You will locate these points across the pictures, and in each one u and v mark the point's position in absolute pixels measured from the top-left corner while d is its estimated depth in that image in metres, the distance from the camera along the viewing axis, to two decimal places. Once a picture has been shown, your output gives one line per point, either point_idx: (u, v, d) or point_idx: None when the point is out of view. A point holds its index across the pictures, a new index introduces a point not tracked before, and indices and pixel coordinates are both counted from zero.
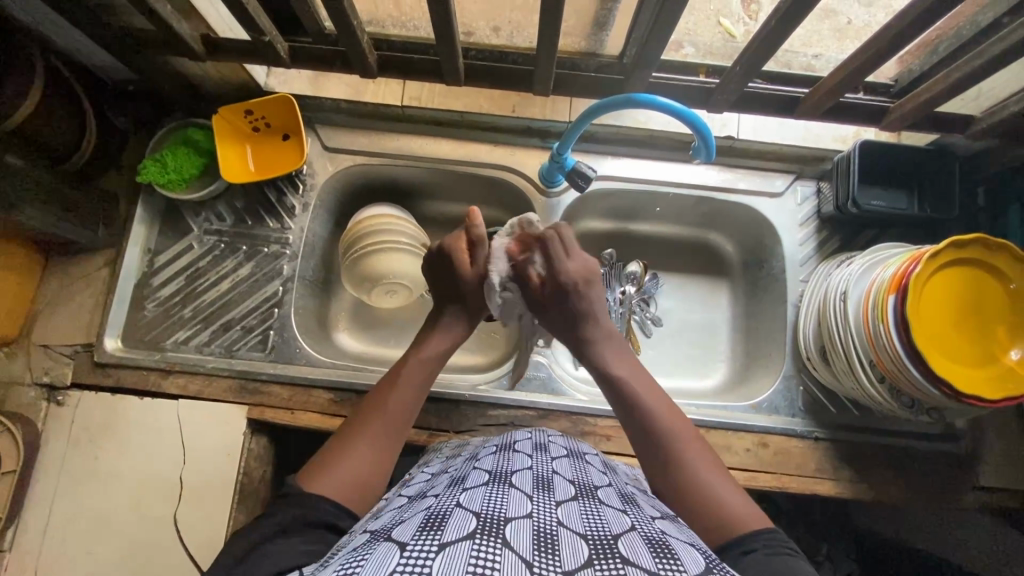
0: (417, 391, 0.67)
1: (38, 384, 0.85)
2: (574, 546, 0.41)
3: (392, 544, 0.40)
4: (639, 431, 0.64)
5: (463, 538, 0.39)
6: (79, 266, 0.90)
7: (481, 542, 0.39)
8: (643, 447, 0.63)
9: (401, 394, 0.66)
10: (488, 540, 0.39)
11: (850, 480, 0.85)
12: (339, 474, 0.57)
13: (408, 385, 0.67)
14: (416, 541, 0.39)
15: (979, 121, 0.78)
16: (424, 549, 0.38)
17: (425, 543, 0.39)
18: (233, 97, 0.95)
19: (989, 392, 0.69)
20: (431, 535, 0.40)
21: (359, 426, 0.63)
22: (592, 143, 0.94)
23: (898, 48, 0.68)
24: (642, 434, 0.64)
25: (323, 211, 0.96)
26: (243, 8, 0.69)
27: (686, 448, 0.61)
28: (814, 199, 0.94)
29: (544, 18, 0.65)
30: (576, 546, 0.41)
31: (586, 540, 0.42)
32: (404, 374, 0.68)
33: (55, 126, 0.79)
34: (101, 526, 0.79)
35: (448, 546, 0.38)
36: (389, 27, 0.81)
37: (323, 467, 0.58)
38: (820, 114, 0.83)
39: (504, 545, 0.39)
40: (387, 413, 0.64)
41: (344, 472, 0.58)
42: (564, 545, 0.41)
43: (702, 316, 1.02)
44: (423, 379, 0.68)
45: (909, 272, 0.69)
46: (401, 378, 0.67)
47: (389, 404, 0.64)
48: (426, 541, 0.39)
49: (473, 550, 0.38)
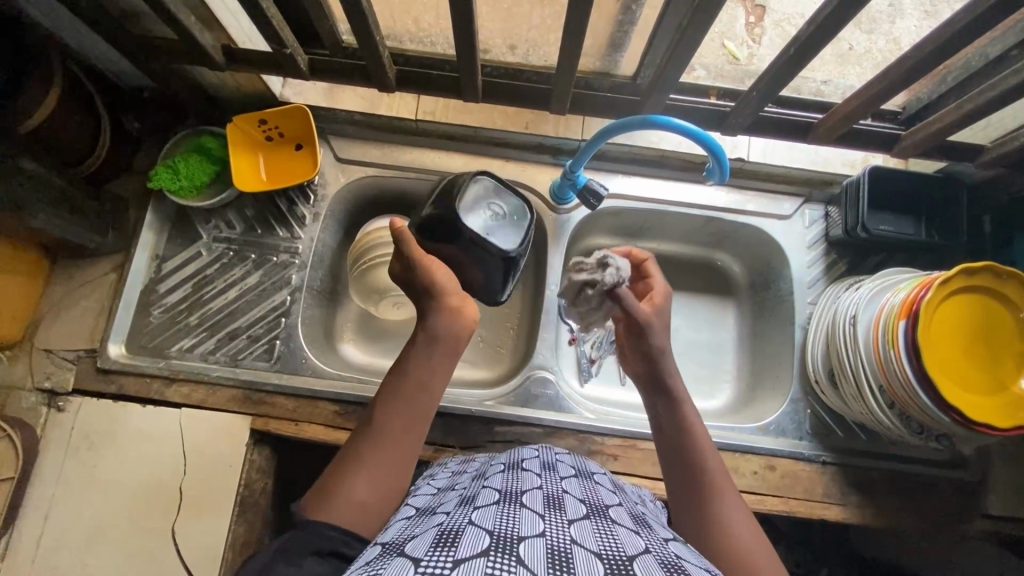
0: (408, 409, 0.63)
1: (39, 390, 0.84)
2: (589, 565, 0.40)
3: (406, 559, 0.39)
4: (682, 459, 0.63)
5: (476, 555, 0.39)
6: (85, 270, 0.90)
7: (495, 559, 0.38)
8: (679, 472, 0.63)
9: (395, 412, 0.62)
10: (502, 558, 0.39)
11: (857, 506, 0.84)
12: (342, 498, 0.56)
13: (400, 402, 0.63)
14: (430, 556, 0.39)
15: (988, 151, 0.79)
16: (438, 564, 0.37)
17: (439, 558, 0.38)
18: (248, 107, 0.95)
19: (1000, 419, 0.69)
20: (444, 551, 0.39)
21: (358, 448, 0.61)
22: (603, 161, 0.95)
23: (912, 80, 0.69)
24: (685, 460, 0.63)
25: (333, 222, 0.96)
26: (267, 21, 0.69)
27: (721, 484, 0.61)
28: (822, 222, 0.94)
29: (566, 40, 0.66)
30: (591, 565, 0.40)
31: (601, 560, 0.41)
32: (401, 391, 0.64)
33: (69, 132, 0.79)
34: (98, 537, 0.78)
35: (462, 563, 0.38)
36: (406, 42, 0.82)
37: (326, 492, 0.57)
38: (833, 140, 0.84)
39: (518, 563, 0.38)
40: (386, 434, 0.61)
41: (346, 496, 0.56)
42: (578, 563, 0.40)
43: (708, 336, 1.02)
44: (417, 393, 0.64)
45: (920, 298, 0.69)
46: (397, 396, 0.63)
47: (387, 424, 0.62)
48: (440, 556, 0.39)
49: (486, 568, 0.37)
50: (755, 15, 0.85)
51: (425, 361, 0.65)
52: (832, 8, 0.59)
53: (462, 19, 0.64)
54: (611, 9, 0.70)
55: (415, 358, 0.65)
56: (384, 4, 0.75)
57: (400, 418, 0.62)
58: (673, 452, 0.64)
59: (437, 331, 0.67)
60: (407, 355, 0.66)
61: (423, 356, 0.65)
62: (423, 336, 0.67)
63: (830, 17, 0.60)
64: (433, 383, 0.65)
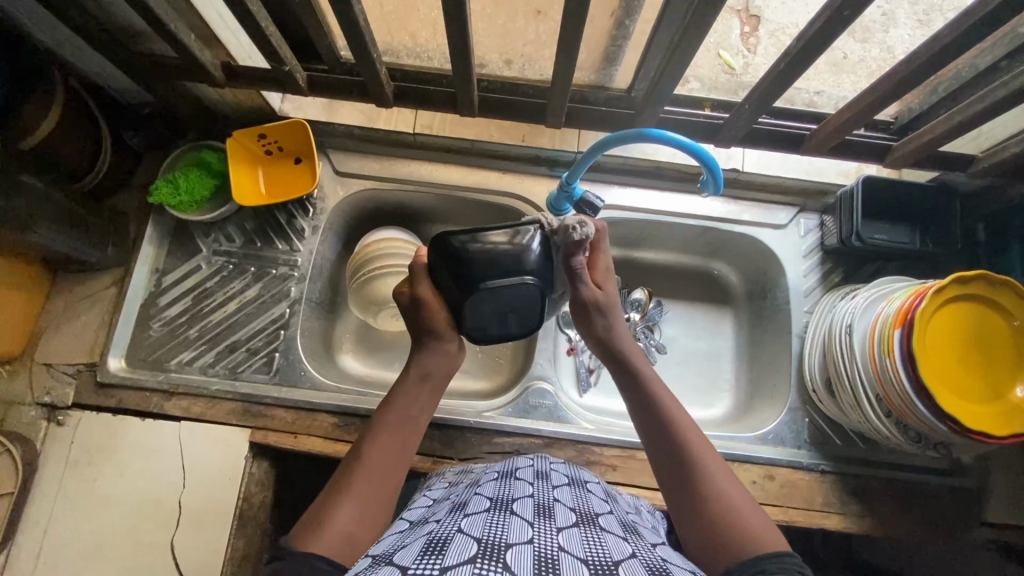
0: (402, 440, 0.64)
1: (39, 404, 0.85)
2: (576, 572, 0.40)
3: (393, 567, 0.40)
4: (666, 440, 0.62)
5: (463, 562, 0.39)
6: (85, 284, 0.91)
7: (482, 566, 0.39)
8: (656, 446, 0.62)
9: (389, 444, 0.62)
10: (489, 564, 0.39)
11: (857, 515, 0.84)
12: (332, 526, 0.54)
13: (389, 432, 0.63)
14: (417, 565, 0.39)
15: (979, 161, 0.80)
16: (425, 573, 0.38)
17: (426, 566, 0.39)
18: (248, 121, 0.97)
19: (997, 427, 0.69)
20: (431, 559, 0.40)
21: (344, 480, 0.59)
22: (599, 173, 0.96)
23: (902, 92, 0.70)
24: (666, 441, 0.62)
25: (333, 234, 0.97)
26: (266, 40, 0.71)
27: (708, 455, 0.59)
28: (817, 232, 0.95)
29: (561, 57, 0.68)
30: (577, 570, 0.40)
31: (587, 565, 0.41)
32: (385, 422, 0.64)
33: (71, 148, 0.80)
34: (97, 552, 0.78)
35: (449, 571, 0.38)
36: (403, 57, 0.83)
37: (314, 523, 0.54)
38: (826, 151, 0.85)
39: (505, 569, 0.39)
40: (375, 465, 0.60)
41: (340, 522, 0.54)
42: (564, 568, 0.40)
43: (706, 344, 1.03)
44: (407, 423, 0.65)
45: (914, 307, 0.70)
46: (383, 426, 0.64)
47: (381, 456, 0.61)
48: (427, 564, 0.39)
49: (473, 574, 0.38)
50: (749, 26, 0.90)
51: (414, 399, 0.67)
52: (821, 24, 0.60)
53: (459, 36, 0.66)
54: (605, 24, 0.71)
55: (409, 395, 0.67)
56: (380, 22, 0.77)
57: (392, 449, 0.62)
58: (658, 437, 0.63)
59: (425, 367, 0.69)
60: (397, 393, 0.67)
61: (412, 393, 0.67)
62: (413, 371, 0.69)
63: (821, 32, 0.61)
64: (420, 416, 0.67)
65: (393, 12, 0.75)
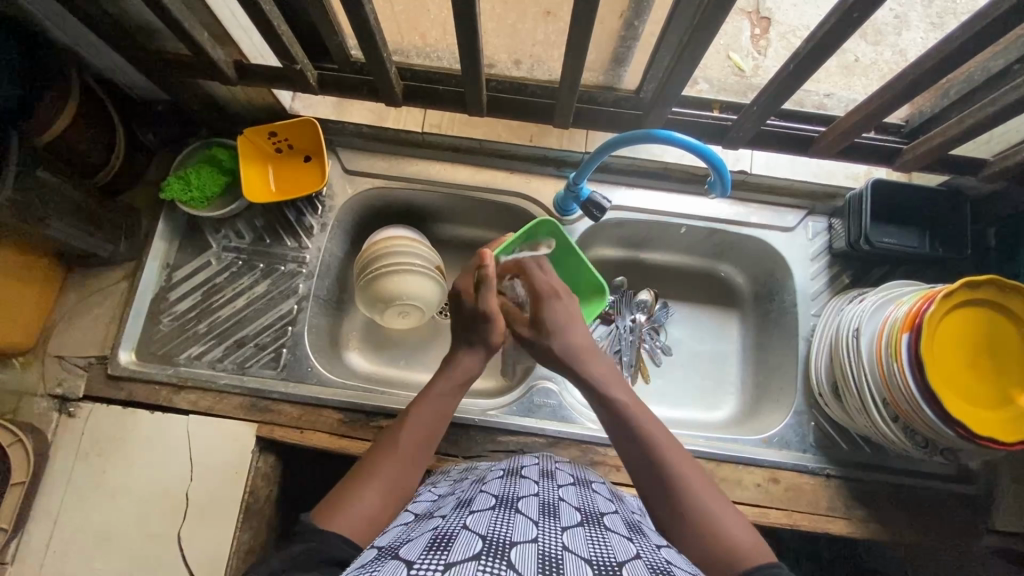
0: (430, 429, 0.65)
1: (51, 395, 0.86)
2: (578, 570, 0.40)
3: (399, 561, 0.40)
4: (635, 452, 0.61)
5: (468, 559, 0.39)
6: (99, 278, 0.92)
7: (487, 562, 0.39)
8: (641, 473, 0.59)
9: (416, 433, 0.63)
10: (493, 561, 0.39)
11: (862, 520, 0.84)
12: (358, 508, 0.55)
13: (421, 423, 0.64)
14: (422, 560, 0.39)
15: (990, 165, 0.80)
16: (430, 568, 0.38)
17: (431, 561, 0.39)
18: (258, 120, 0.98)
19: (1003, 433, 0.69)
20: (437, 555, 0.40)
21: (374, 465, 0.60)
22: (607, 173, 0.96)
23: (913, 95, 0.69)
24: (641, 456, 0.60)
25: (341, 232, 0.98)
26: (278, 39, 0.72)
27: (692, 475, 0.57)
28: (826, 234, 0.95)
29: (570, 57, 0.68)
30: (580, 570, 0.40)
31: (590, 565, 0.41)
32: (417, 411, 0.66)
33: (86, 144, 0.81)
34: (105, 541, 0.79)
35: (453, 566, 0.38)
36: (413, 57, 0.83)
37: (342, 500, 0.56)
38: (835, 153, 0.84)
39: (508, 566, 0.39)
40: (403, 453, 0.61)
41: (364, 506, 0.55)
42: (568, 568, 0.40)
43: (713, 346, 1.02)
44: (437, 420, 0.66)
45: (922, 311, 0.69)
46: (414, 416, 0.65)
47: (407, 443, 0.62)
48: (432, 560, 0.39)
49: (477, 570, 0.38)
50: (760, 28, 0.90)
51: (442, 393, 0.68)
52: (830, 27, 0.60)
53: (469, 36, 0.66)
54: (613, 25, 0.72)
55: (439, 390, 0.68)
56: (390, 20, 0.77)
57: (421, 439, 0.64)
58: (630, 451, 0.61)
59: (460, 369, 0.71)
60: (433, 386, 0.69)
61: (446, 390, 0.69)
62: (449, 372, 0.70)
63: (830, 35, 0.61)
64: (447, 412, 0.68)
65: (403, 12, 0.76)
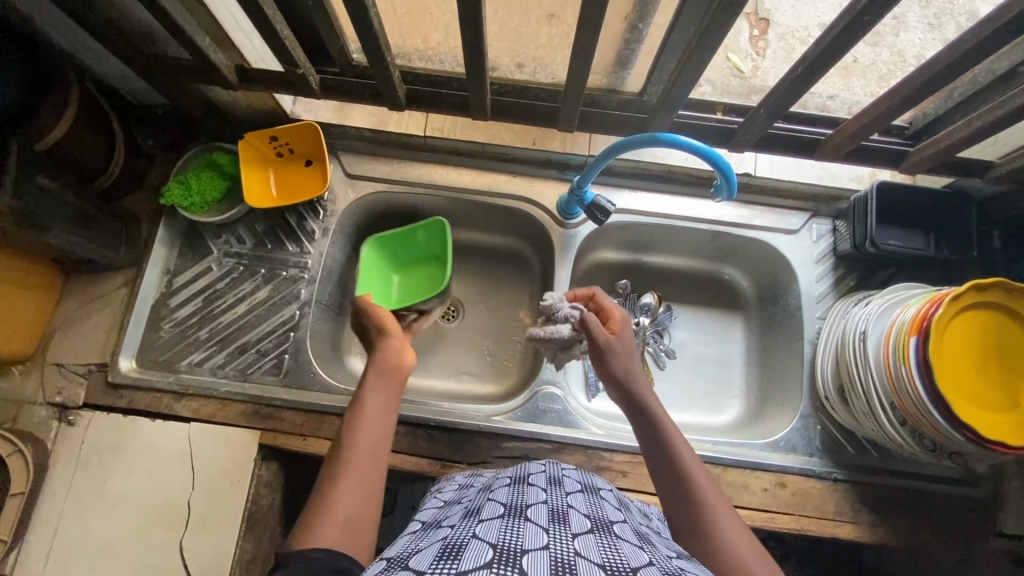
0: (378, 426, 0.63)
1: (51, 404, 0.85)
2: None
3: (410, 573, 0.39)
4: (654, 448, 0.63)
5: (479, 567, 0.38)
6: (98, 285, 0.91)
7: (497, 571, 0.38)
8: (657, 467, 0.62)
9: (368, 431, 0.62)
10: (505, 569, 0.38)
11: (869, 524, 0.83)
12: (330, 520, 0.53)
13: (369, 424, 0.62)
14: (432, 570, 0.39)
15: (997, 168, 0.80)
16: None
17: (443, 572, 0.38)
18: (259, 124, 0.97)
19: (1014, 437, 0.68)
20: (448, 564, 0.39)
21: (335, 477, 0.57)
22: (610, 176, 0.96)
23: (920, 98, 0.69)
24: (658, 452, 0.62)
25: (342, 237, 0.97)
26: (281, 44, 0.71)
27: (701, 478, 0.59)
28: (830, 237, 0.94)
29: (575, 61, 0.68)
30: None
31: (604, 569, 0.41)
32: (360, 416, 0.63)
33: (87, 149, 0.80)
34: (106, 552, 0.78)
35: (466, 575, 0.38)
36: (415, 60, 0.83)
37: (311, 520, 0.53)
38: (842, 156, 0.84)
39: (521, 574, 0.38)
40: (360, 456, 0.59)
41: (336, 515, 0.53)
42: (582, 574, 0.40)
43: (717, 349, 1.02)
44: (384, 414, 0.64)
45: (930, 314, 0.69)
46: (359, 421, 0.63)
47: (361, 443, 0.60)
48: (444, 569, 0.38)
49: None
50: (759, 29, 0.91)
51: (381, 387, 0.67)
52: (840, 30, 0.60)
53: (473, 40, 0.66)
54: (618, 27, 0.71)
55: (376, 387, 0.67)
56: (392, 23, 0.77)
57: (373, 438, 0.62)
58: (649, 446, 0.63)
59: (382, 362, 0.70)
60: (368, 386, 0.67)
61: (379, 384, 0.67)
62: (374, 369, 0.69)
63: (839, 38, 0.60)
64: (391, 404, 0.66)
65: (406, 15, 0.75)
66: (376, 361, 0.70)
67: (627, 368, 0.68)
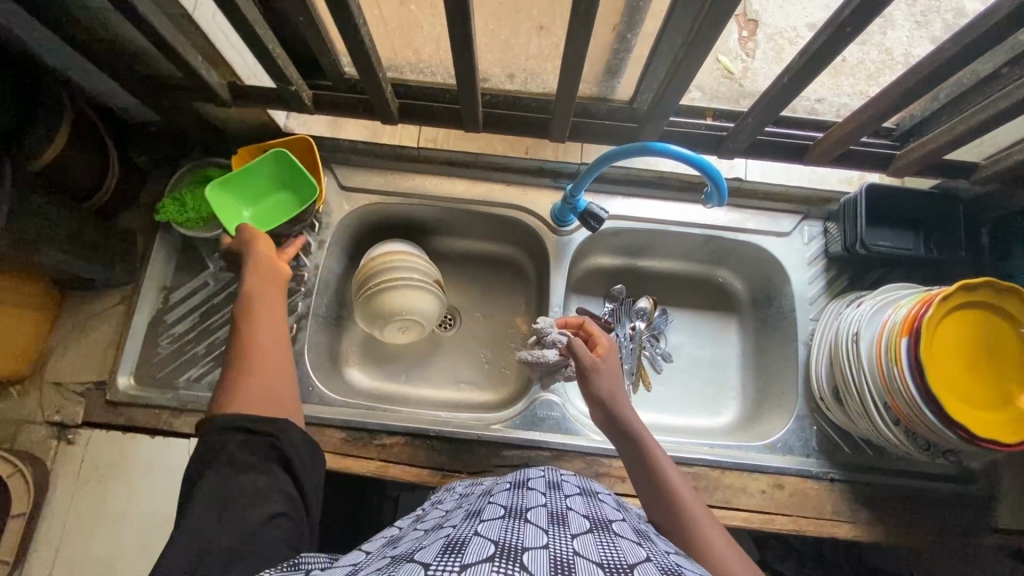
0: (269, 320, 0.68)
1: (49, 423, 0.85)
2: (591, 572, 0.40)
3: (415, 564, 0.40)
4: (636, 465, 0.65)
5: (482, 560, 0.39)
6: (94, 303, 0.91)
7: (499, 564, 0.39)
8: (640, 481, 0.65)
9: (261, 321, 0.68)
10: (506, 564, 0.39)
11: (867, 523, 0.84)
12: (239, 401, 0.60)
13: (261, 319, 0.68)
14: (437, 562, 0.39)
15: (983, 169, 0.81)
16: (446, 569, 0.38)
17: (447, 564, 0.39)
18: (252, 139, 0.98)
19: (1005, 435, 0.69)
20: (452, 557, 0.40)
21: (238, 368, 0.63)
22: (603, 183, 0.96)
23: (904, 103, 0.70)
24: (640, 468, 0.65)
25: (338, 249, 0.98)
26: (273, 61, 0.72)
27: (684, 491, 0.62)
28: (821, 239, 0.95)
29: (565, 73, 0.68)
30: (593, 572, 0.40)
31: (602, 567, 0.41)
32: (251, 313, 0.68)
33: (80, 168, 0.80)
34: (108, 570, 0.78)
35: (468, 567, 0.38)
36: (407, 72, 0.83)
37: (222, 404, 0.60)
38: (830, 161, 0.85)
39: (522, 569, 0.39)
40: (257, 347, 0.65)
41: (245, 397, 0.60)
42: (580, 571, 0.40)
43: (713, 352, 1.03)
44: (273, 309, 0.70)
45: (920, 315, 0.70)
46: (252, 317, 0.68)
47: (259, 335, 0.66)
48: (447, 562, 0.39)
49: (491, 572, 0.38)
50: (748, 30, 0.92)
51: (260, 282, 0.72)
52: (825, 40, 0.61)
53: (464, 54, 0.66)
54: (607, 36, 0.72)
55: (261, 285, 0.71)
56: (383, 37, 0.77)
57: (267, 330, 0.67)
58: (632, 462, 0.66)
59: (259, 263, 0.73)
60: (253, 286, 0.71)
61: (264, 282, 0.72)
62: (253, 269, 0.73)
63: (824, 47, 0.61)
64: (279, 299, 0.71)
65: (396, 30, 0.76)
66: (248, 262, 0.74)
67: (612, 391, 0.67)
